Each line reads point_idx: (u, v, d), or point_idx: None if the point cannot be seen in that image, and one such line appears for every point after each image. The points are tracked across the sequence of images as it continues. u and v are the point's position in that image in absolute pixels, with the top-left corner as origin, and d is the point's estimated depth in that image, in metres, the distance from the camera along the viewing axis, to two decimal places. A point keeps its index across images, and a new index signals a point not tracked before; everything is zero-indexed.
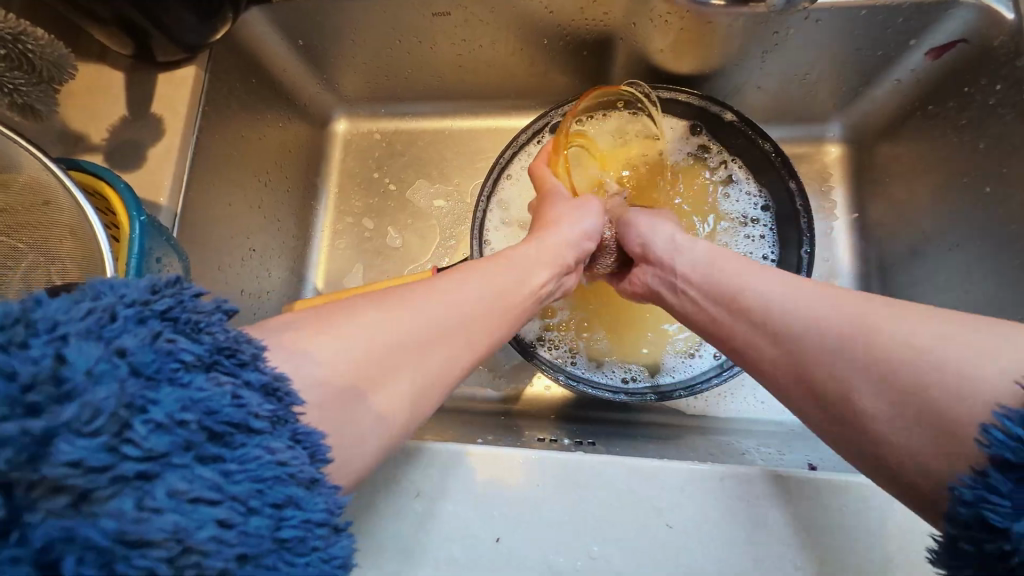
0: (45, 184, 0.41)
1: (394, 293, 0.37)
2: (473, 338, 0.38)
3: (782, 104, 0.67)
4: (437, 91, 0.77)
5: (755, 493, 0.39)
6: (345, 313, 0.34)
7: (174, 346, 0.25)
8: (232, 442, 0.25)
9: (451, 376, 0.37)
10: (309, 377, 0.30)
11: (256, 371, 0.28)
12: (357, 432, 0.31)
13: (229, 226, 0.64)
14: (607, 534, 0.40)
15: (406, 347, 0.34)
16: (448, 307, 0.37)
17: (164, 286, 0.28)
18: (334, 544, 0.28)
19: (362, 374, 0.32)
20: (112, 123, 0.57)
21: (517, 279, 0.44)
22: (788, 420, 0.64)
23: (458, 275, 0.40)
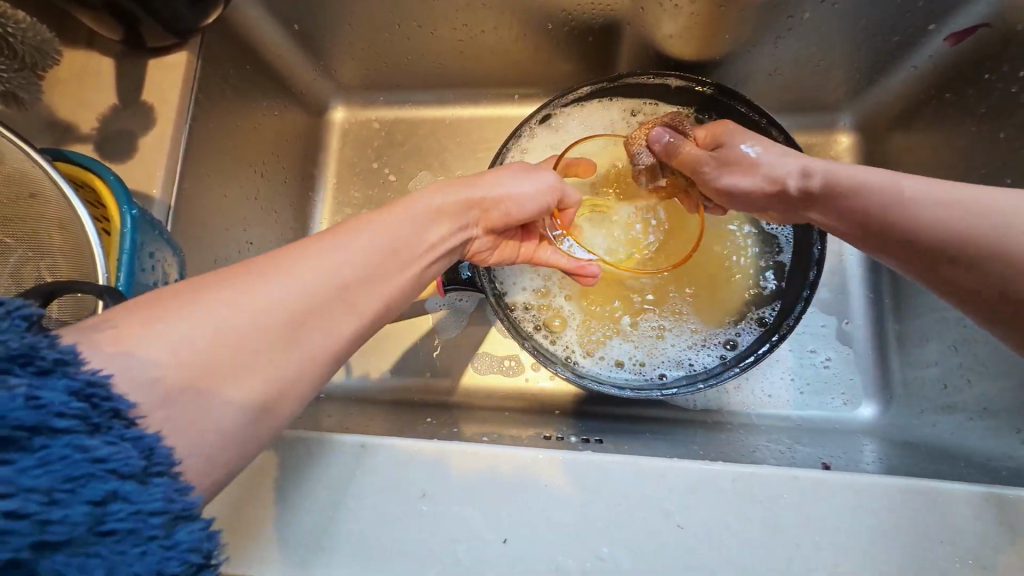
0: (29, 175, 0.39)
1: (253, 264, 0.31)
2: (356, 305, 0.34)
3: (794, 93, 0.65)
4: (437, 78, 0.75)
5: (767, 493, 0.39)
6: (184, 301, 0.28)
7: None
8: (26, 444, 0.23)
9: (331, 345, 0.33)
10: (140, 382, 0.26)
11: (66, 377, 0.25)
12: (216, 425, 0.28)
13: (223, 219, 0.63)
14: (616, 534, 0.39)
15: (269, 322, 0.29)
16: (321, 276, 0.32)
17: None
18: (178, 530, 0.26)
19: (202, 369, 0.27)
20: (101, 112, 0.55)
21: (411, 225, 0.39)
22: (795, 415, 0.63)
23: (334, 236, 0.34)
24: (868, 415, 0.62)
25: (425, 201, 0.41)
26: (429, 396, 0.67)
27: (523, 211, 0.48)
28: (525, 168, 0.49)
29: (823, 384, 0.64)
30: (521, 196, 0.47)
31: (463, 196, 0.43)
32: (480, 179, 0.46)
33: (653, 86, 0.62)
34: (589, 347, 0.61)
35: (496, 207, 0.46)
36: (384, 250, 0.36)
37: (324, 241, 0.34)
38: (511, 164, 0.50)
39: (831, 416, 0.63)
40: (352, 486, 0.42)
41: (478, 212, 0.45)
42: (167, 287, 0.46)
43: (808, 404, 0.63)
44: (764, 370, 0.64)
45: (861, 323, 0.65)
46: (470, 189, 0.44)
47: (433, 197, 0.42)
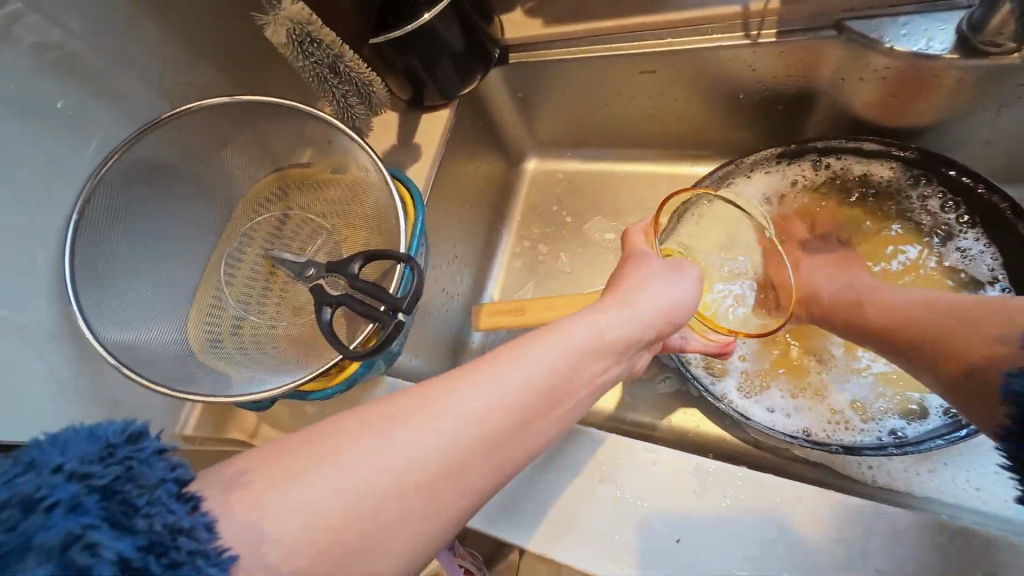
0: (361, 181, 0.57)
1: (399, 406, 0.32)
2: (489, 460, 0.33)
3: (1015, 161, 0.62)
4: (622, 139, 0.87)
5: (965, 543, 0.40)
6: (330, 449, 0.30)
7: (95, 549, 0.25)
8: None
9: (456, 510, 0.32)
10: (266, 561, 0.27)
11: (194, 573, 0.26)
12: None
13: (445, 235, 0.79)
14: (792, 558, 0.41)
15: (403, 483, 0.30)
16: (466, 426, 0.32)
17: (121, 446, 0.28)
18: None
19: (331, 548, 0.28)
20: (383, 149, 0.76)
21: (565, 362, 0.37)
22: (1018, 519, 0.54)
23: (482, 381, 0.34)
24: None
25: (579, 334, 0.39)
26: (581, 414, 0.71)
27: (676, 316, 0.48)
28: (669, 266, 0.51)
29: None
30: (668, 302, 0.47)
31: (620, 327, 0.43)
32: (630, 298, 0.46)
33: (847, 150, 0.64)
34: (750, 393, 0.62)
35: (652, 325, 0.46)
36: (527, 397, 0.35)
37: (471, 383, 0.34)
38: (652, 261, 0.52)
39: None
40: (536, 457, 0.47)
41: (635, 331, 0.44)
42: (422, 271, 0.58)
43: None
44: (972, 456, 0.56)
45: None
46: (621, 313, 0.44)
47: (589, 327, 0.40)
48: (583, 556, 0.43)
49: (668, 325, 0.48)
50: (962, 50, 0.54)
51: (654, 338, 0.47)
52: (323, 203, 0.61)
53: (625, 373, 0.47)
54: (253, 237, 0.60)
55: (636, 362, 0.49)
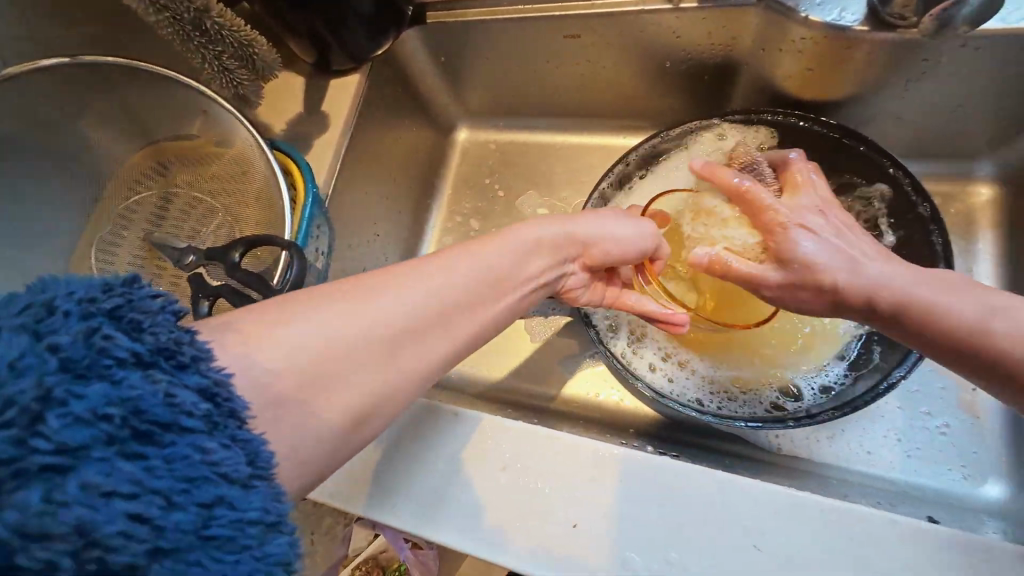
0: (246, 157, 0.52)
1: (361, 279, 0.34)
2: (446, 331, 0.36)
3: (923, 137, 0.63)
4: (554, 108, 0.83)
5: (862, 532, 0.37)
6: (306, 306, 0.31)
7: (109, 343, 0.25)
8: (159, 441, 0.25)
9: (416, 372, 0.34)
10: (252, 383, 0.28)
11: (199, 374, 0.27)
12: (317, 434, 0.30)
13: (363, 212, 0.74)
14: (692, 543, 0.39)
15: (376, 337, 0.32)
16: (428, 297, 0.35)
17: (119, 286, 0.27)
18: (270, 542, 0.26)
19: (307, 379, 0.29)
20: (289, 117, 0.69)
21: (513, 257, 0.41)
22: (901, 480, 0.57)
23: (441, 264, 0.37)
24: (994, 494, 0.55)
25: (526, 235, 0.43)
26: (511, 393, 0.71)
27: (614, 244, 0.49)
28: (621, 213, 0.51)
29: (939, 453, 0.58)
30: (606, 231, 0.48)
31: (561, 235, 0.46)
32: (575, 216, 0.48)
33: (767, 123, 0.63)
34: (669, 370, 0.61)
35: (589, 247, 0.48)
36: (480, 280, 0.38)
37: (432, 265, 0.37)
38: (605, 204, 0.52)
39: (944, 488, 0.56)
40: (441, 445, 0.46)
41: (569, 248, 0.47)
42: (318, 257, 0.54)
43: (916, 471, 0.57)
44: (866, 423, 0.60)
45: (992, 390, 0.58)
46: (563, 226, 0.46)
47: (536, 230, 0.44)
48: (481, 543, 0.42)
49: (603, 253, 0.49)
50: (872, 22, 0.52)
51: (587, 261, 0.49)
52: (208, 181, 0.55)
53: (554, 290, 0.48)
54: (132, 219, 0.54)
55: (568, 283, 0.50)
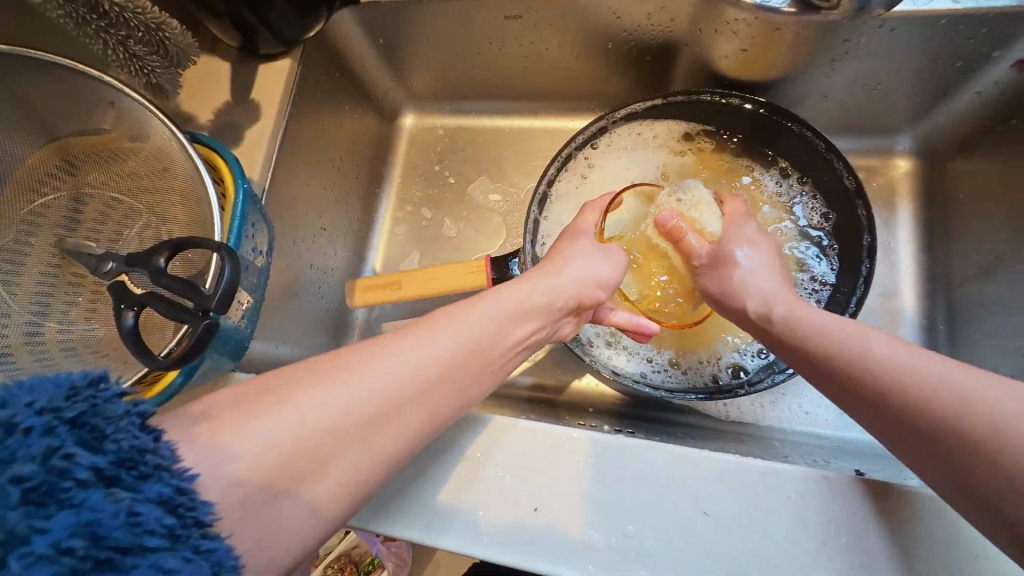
0: (166, 152, 0.48)
1: (336, 360, 0.33)
2: (422, 411, 0.35)
3: (848, 114, 0.66)
4: (501, 91, 0.81)
5: (797, 491, 0.39)
6: (279, 397, 0.31)
7: (69, 463, 0.25)
8: (119, 564, 0.24)
9: (393, 452, 0.34)
10: (223, 479, 0.28)
11: (161, 482, 0.26)
12: (291, 523, 0.29)
13: (306, 206, 0.70)
14: (646, 515, 0.41)
15: (345, 426, 0.31)
16: (402, 378, 0.34)
17: (83, 388, 0.27)
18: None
19: (285, 471, 0.29)
20: (217, 107, 0.65)
21: (491, 326, 0.41)
22: (834, 435, 0.62)
23: (425, 335, 0.37)
24: None
25: (504, 301, 0.43)
26: None
27: (597, 293, 0.51)
28: (597, 247, 0.52)
29: None
30: (585, 281, 0.49)
31: (542, 295, 0.46)
32: (558, 268, 0.49)
33: (709, 105, 0.64)
34: (623, 348, 0.63)
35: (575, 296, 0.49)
36: (457, 353, 0.37)
37: (407, 340, 0.36)
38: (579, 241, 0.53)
39: (872, 439, 0.61)
40: None
41: (556, 305, 0.47)
42: (258, 255, 0.52)
43: (848, 425, 0.62)
44: (804, 385, 0.64)
45: None
46: (547, 284, 0.47)
47: (519, 293, 0.44)
48: (446, 536, 0.43)
49: (586, 296, 0.50)
50: (800, 3, 0.54)
51: (574, 311, 0.50)
52: (127, 179, 0.50)
53: (548, 341, 0.50)
54: (40, 226, 0.49)
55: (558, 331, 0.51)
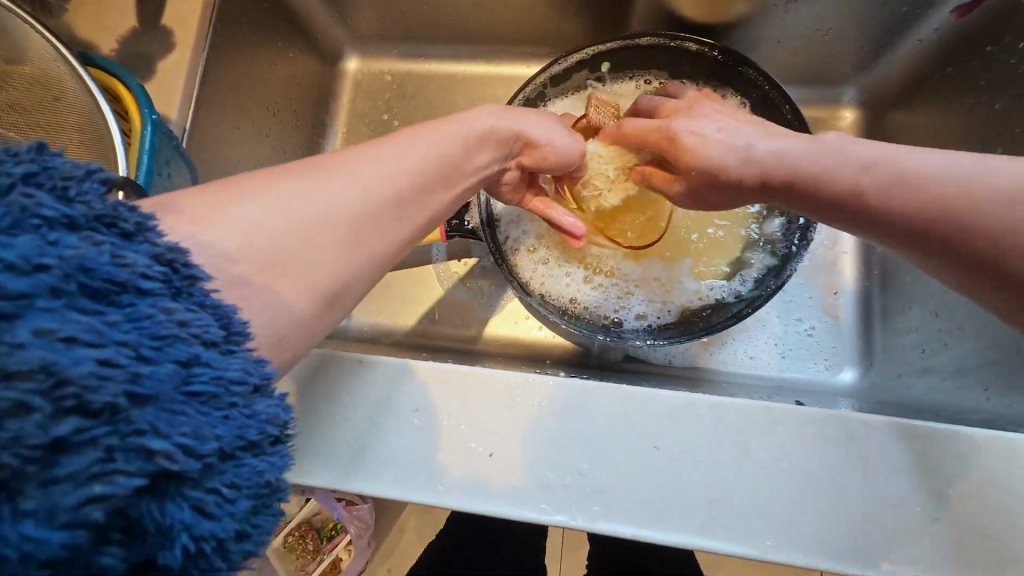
0: (53, 75, 0.41)
1: (309, 166, 0.32)
2: (404, 213, 0.35)
3: (800, 63, 0.66)
4: (453, 32, 0.76)
5: (742, 422, 0.41)
6: (257, 189, 0.30)
7: (32, 203, 0.23)
8: (117, 300, 0.23)
9: (386, 254, 0.34)
10: (213, 259, 0.27)
11: (147, 242, 0.25)
12: (282, 313, 0.29)
13: (237, 151, 0.64)
14: (597, 454, 0.41)
15: (331, 217, 0.31)
16: (380, 181, 0.33)
17: (25, 155, 0.24)
18: (257, 403, 0.26)
19: (273, 258, 0.29)
20: (122, 34, 0.57)
21: (456, 147, 0.40)
22: (777, 375, 0.65)
23: (391, 150, 0.35)
24: (849, 379, 0.64)
25: (466, 123, 0.42)
26: (430, 338, 0.69)
27: (552, 157, 0.50)
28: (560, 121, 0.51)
29: (807, 350, 0.66)
30: (548, 138, 0.48)
31: (499, 127, 0.44)
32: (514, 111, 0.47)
33: (666, 50, 0.62)
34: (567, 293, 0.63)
35: (527, 141, 0.47)
36: (429, 163, 0.37)
37: (380, 151, 0.35)
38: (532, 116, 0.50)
39: (812, 379, 0.65)
40: (351, 394, 0.44)
41: (512, 142, 0.46)
42: None
43: (791, 367, 0.65)
44: (751, 330, 0.66)
45: (850, 294, 0.66)
46: (505, 119, 0.45)
47: (474, 121, 0.43)
48: (397, 486, 0.42)
49: (539, 157, 0.49)
50: None
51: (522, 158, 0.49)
52: (8, 110, 0.42)
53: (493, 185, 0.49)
54: None
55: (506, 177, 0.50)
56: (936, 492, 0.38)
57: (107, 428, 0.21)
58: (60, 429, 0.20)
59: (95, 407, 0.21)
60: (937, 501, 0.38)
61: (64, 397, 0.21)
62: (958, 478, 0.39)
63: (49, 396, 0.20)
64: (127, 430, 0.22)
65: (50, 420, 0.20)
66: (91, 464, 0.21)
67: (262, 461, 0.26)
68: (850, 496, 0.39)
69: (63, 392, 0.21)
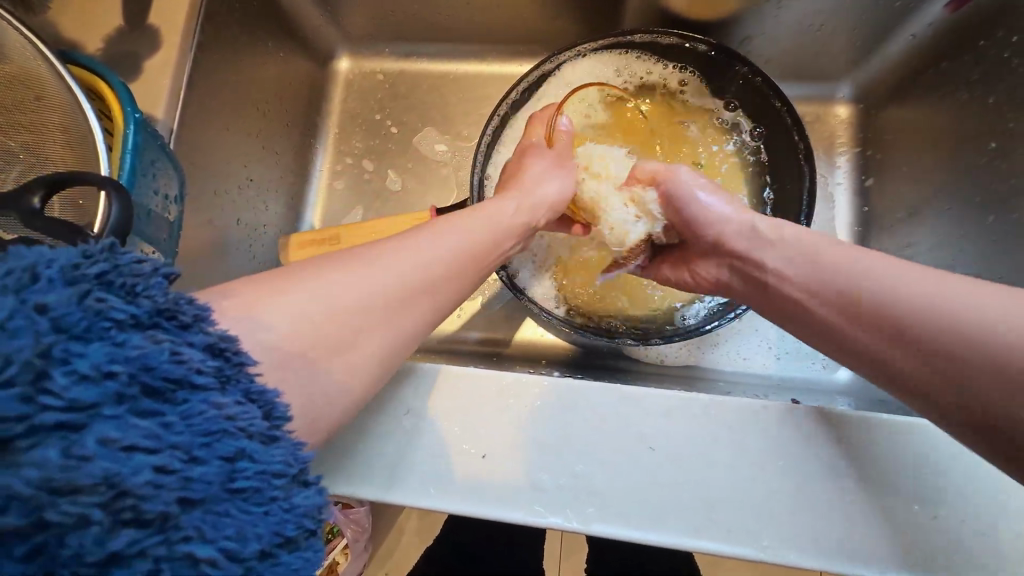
0: (34, 76, 0.41)
1: (361, 249, 0.34)
2: (441, 297, 0.36)
3: (793, 59, 0.66)
4: (445, 30, 0.75)
5: (737, 420, 0.40)
6: (312, 274, 0.31)
7: (105, 306, 0.23)
8: (172, 399, 0.24)
9: (416, 336, 0.35)
10: (260, 348, 0.28)
11: (203, 333, 0.26)
12: (320, 395, 0.30)
13: (227, 152, 0.63)
14: (591, 455, 0.40)
15: (375, 302, 0.32)
16: (421, 266, 0.35)
17: (99, 253, 0.25)
18: (297, 495, 0.27)
19: (318, 341, 0.30)
20: (107, 33, 0.56)
21: (488, 230, 0.43)
22: (774, 375, 0.64)
23: (431, 235, 0.38)
24: (846, 377, 0.64)
25: (502, 211, 0.45)
26: (424, 338, 0.68)
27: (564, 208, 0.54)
28: (558, 163, 0.54)
29: (804, 349, 0.65)
30: (559, 196, 0.52)
31: (524, 210, 0.48)
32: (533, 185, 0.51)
33: (661, 47, 0.62)
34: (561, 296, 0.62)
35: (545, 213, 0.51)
36: (470, 252, 0.39)
37: (421, 237, 0.37)
38: (544, 158, 0.54)
39: (810, 378, 0.64)
40: None
41: (535, 216, 0.49)
42: (167, 199, 0.47)
43: (788, 366, 0.65)
44: (747, 329, 0.66)
45: None
46: (531, 199, 0.49)
47: (502, 206, 0.46)
48: (389, 489, 0.41)
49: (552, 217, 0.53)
50: None
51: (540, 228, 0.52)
52: None
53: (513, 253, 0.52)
54: None
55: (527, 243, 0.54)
56: (936, 490, 0.38)
57: (157, 536, 0.23)
58: (116, 542, 0.22)
59: (149, 515, 0.22)
60: (937, 499, 0.38)
61: (123, 508, 0.22)
62: (957, 476, 0.38)
63: (108, 507, 0.22)
64: (175, 537, 0.23)
65: (108, 532, 0.22)
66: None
67: (298, 558, 0.26)
68: (848, 496, 0.38)
69: (123, 503, 0.22)
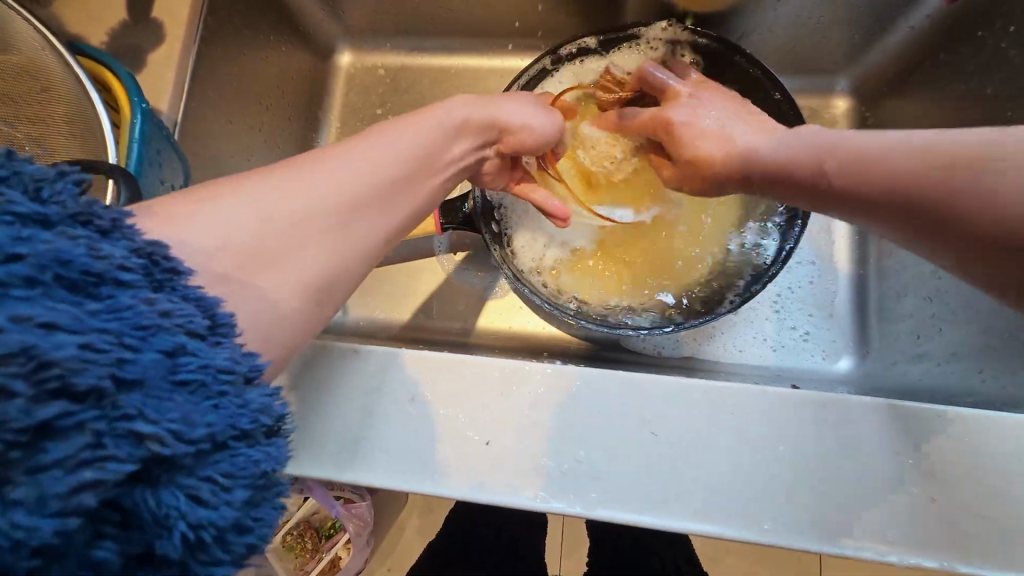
0: (44, 66, 0.41)
1: (297, 158, 0.33)
2: (393, 205, 0.35)
3: (792, 51, 0.66)
4: (446, 25, 0.76)
5: (738, 406, 0.41)
6: (241, 183, 0.30)
7: (7, 203, 0.23)
8: (95, 292, 0.24)
9: (371, 249, 0.34)
10: (194, 259, 0.27)
11: (125, 237, 0.25)
12: (258, 305, 0.29)
13: (229, 146, 0.64)
14: (593, 440, 0.41)
15: (314, 206, 0.31)
16: (363, 169, 0.33)
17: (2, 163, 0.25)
18: (246, 393, 0.26)
19: (251, 248, 0.29)
20: (111, 27, 0.57)
21: (437, 134, 0.39)
22: (774, 365, 0.65)
23: (371, 138, 0.35)
24: (845, 367, 0.64)
25: (455, 115, 0.42)
26: (426, 331, 0.69)
27: (534, 141, 0.50)
28: (536, 102, 0.51)
29: (804, 340, 0.65)
30: (527, 123, 0.49)
31: (482, 117, 0.45)
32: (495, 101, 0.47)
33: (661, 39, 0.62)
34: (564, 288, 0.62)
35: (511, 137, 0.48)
36: (415, 153, 0.37)
37: (362, 142, 0.35)
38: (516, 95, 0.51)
39: (810, 368, 0.65)
40: (347, 384, 0.43)
41: (494, 134, 0.46)
42: (171, 190, 0.47)
43: (788, 357, 0.65)
44: (747, 320, 0.66)
45: (846, 284, 0.66)
46: (490, 111, 0.46)
47: (457, 110, 0.43)
48: (393, 476, 0.41)
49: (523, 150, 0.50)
50: None
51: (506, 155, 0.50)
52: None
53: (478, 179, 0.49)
54: None
55: (494, 174, 0.51)
56: (934, 473, 0.38)
57: (96, 411, 0.22)
58: (45, 412, 0.21)
59: (81, 389, 0.22)
60: (935, 482, 0.38)
61: (47, 378, 0.21)
62: (954, 459, 0.39)
63: (31, 379, 0.21)
64: (115, 414, 0.22)
65: (31, 406, 0.21)
66: (80, 450, 0.22)
67: (257, 450, 0.26)
68: (847, 478, 0.39)
69: (46, 374, 0.21)
